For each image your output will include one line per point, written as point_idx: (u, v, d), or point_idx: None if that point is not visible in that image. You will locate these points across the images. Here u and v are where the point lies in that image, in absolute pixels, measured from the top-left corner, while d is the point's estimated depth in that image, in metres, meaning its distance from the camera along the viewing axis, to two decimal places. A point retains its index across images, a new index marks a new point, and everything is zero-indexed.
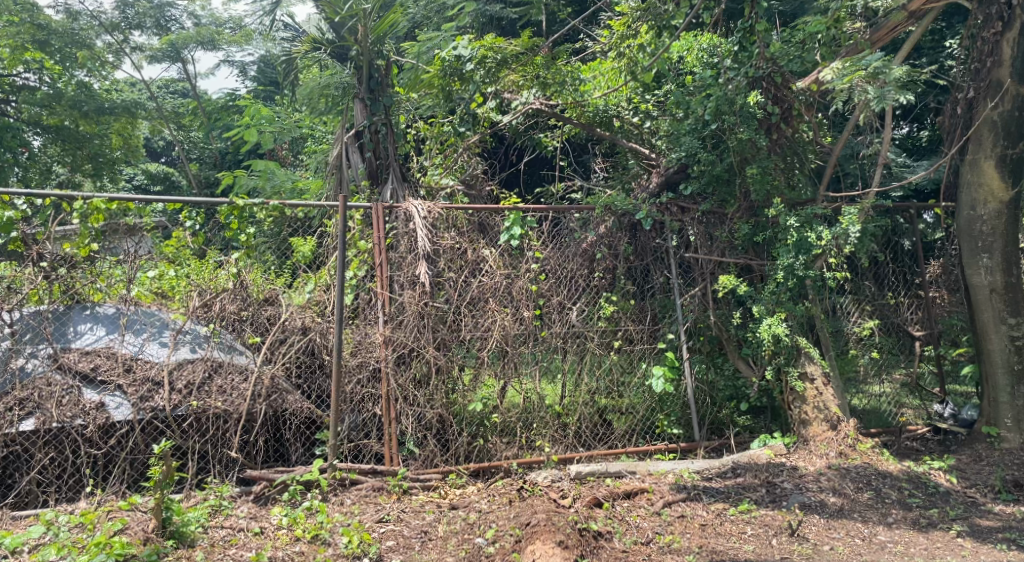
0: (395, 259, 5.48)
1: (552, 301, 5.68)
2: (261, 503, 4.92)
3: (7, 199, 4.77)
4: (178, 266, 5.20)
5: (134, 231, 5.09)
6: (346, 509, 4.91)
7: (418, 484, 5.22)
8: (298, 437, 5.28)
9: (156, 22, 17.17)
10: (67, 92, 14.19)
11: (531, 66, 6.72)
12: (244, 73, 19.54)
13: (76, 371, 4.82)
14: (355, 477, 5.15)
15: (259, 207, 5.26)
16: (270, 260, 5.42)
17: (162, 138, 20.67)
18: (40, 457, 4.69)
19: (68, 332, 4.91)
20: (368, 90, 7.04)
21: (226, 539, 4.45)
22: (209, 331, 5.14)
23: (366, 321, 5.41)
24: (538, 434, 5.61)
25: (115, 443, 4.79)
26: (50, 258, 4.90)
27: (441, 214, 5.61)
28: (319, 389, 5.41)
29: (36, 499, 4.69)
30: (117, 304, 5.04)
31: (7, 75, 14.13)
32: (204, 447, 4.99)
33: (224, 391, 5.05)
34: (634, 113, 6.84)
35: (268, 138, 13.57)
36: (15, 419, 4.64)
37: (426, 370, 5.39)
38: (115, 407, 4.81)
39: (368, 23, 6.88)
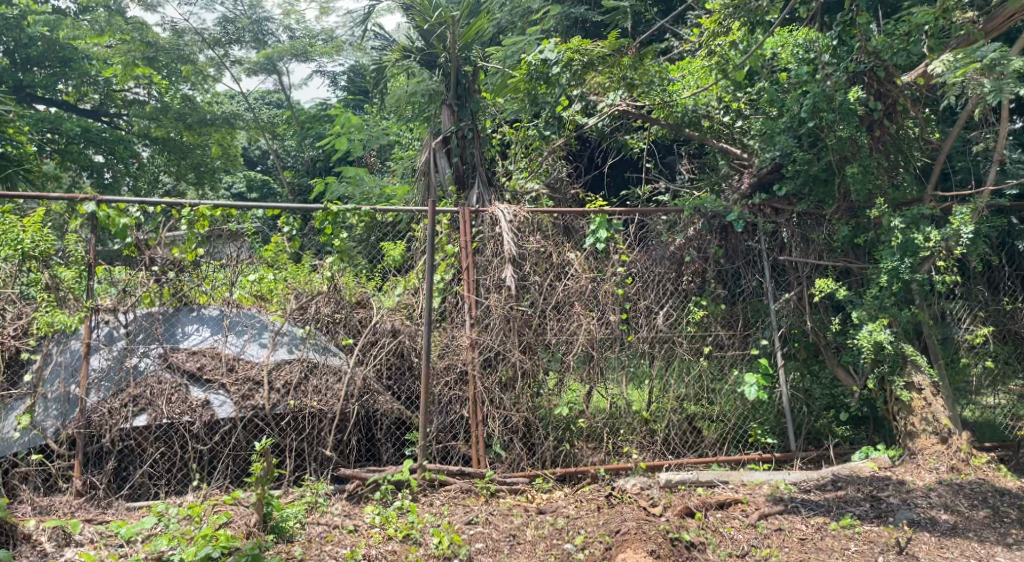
0: (482, 262, 5.53)
1: (638, 305, 5.60)
2: (353, 501, 5.04)
3: (123, 207, 5.02)
4: (277, 270, 5.31)
5: (237, 236, 5.35)
6: (435, 509, 4.97)
7: (506, 488, 5.24)
8: (389, 438, 5.40)
9: (254, 36, 17.80)
10: (172, 105, 14.90)
11: (619, 67, 6.52)
12: (335, 83, 20.08)
13: (184, 370, 5.05)
14: (444, 478, 5.20)
15: (352, 212, 5.40)
16: (361, 264, 5.62)
17: (258, 147, 21.54)
18: (152, 451, 4.90)
19: (176, 332, 5.12)
20: (456, 96, 7.24)
21: (322, 536, 4.57)
22: (305, 332, 5.30)
23: (453, 323, 5.48)
24: (625, 440, 5.55)
25: (219, 439, 4.99)
26: (161, 262, 5.14)
27: (526, 218, 5.62)
28: (408, 390, 5.50)
29: (148, 491, 4.91)
30: (221, 306, 5.22)
31: (119, 91, 15.26)
32: (301, 445, 5.16)
33: (319, 391, 5.21)
34: (725, 112, 6.66)
35: (357, 146, 13.86)
36: (130, 415, 4.87)
37: (513, 373, 5.41)
38: (219, 405, 5.01)
39: (457, 30, 7.08)
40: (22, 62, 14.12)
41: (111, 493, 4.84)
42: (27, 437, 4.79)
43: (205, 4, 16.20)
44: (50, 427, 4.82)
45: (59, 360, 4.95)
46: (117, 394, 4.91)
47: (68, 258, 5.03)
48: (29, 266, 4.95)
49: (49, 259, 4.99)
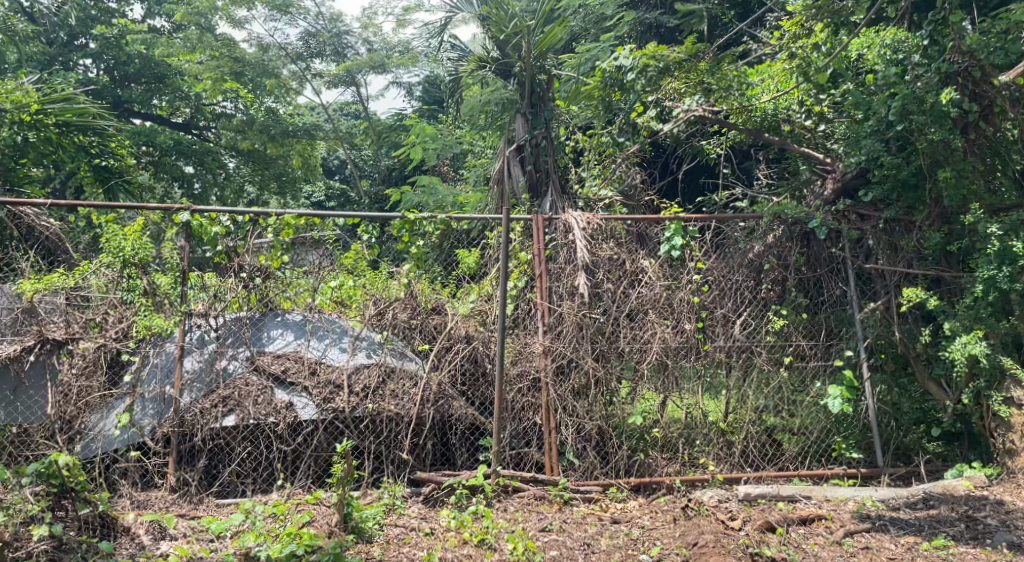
0: (554, 270, 5.53)
1: (715, 313, 5.53)
2: (429, 504, 5.11)
3: (215, 217, 5.25)
4: (356, 276, 5.48)
5: (319, 243, 5.45)
6: (510, 515, 4.99)
7: (579, 496, 5.22)
8: (463, 443, 5.47)
9: (334, 50, 18.37)
10: (257, 118, 15.32)
11: (694, 73, 6.46)
12: (410, 94, 20.46)
13: (269, 372, 5.24)
14: (517, 484, 5.22)
15: (429, 220, 5.49)
16: (437, 271, 5.66)
17: (336, 157, 22.14)
18: (240, 450, 5.10)
19: (262, 336, 5.34)
20: (530, 105, 7.37)
21: (399, 537, 4.66)
22: (383, 338, 5.43)
23: (526, 330, 5.50)
24: (702, 451, 5.47)
25: (302, 440, 5.16)
26: (249, 269, 5.32)
27: (599, 225, 5.61)
28: (482, 396, 5.55)
29: (236, 489, 5.09)
30: (304, 311, 5.40)
31: (208, 104, 15.54)
32: (378, 447, 5.27)
33: (396, 395, 5.33)
34: (805, 117, 6.40)
35: (431, 154, 14.04)
36: (219, 415, 5.07)
37: (586, 381, 5.40)
38: (301, 407, 5.18)
39: (531, 39, 7.28)
40: (121, 78, 14.95)
41: (202, 490, 5.03)
42: (126, 434, 5.00)
43: (290, 20, 16.82)
44: (147, 425, 5.06)
45: (155, 362, 5.15)
46: (208, 394, 5.12)
47: (165, 265, 5.26)
48: (128, 273, 5.18)
49: (147, 265, 5.22)
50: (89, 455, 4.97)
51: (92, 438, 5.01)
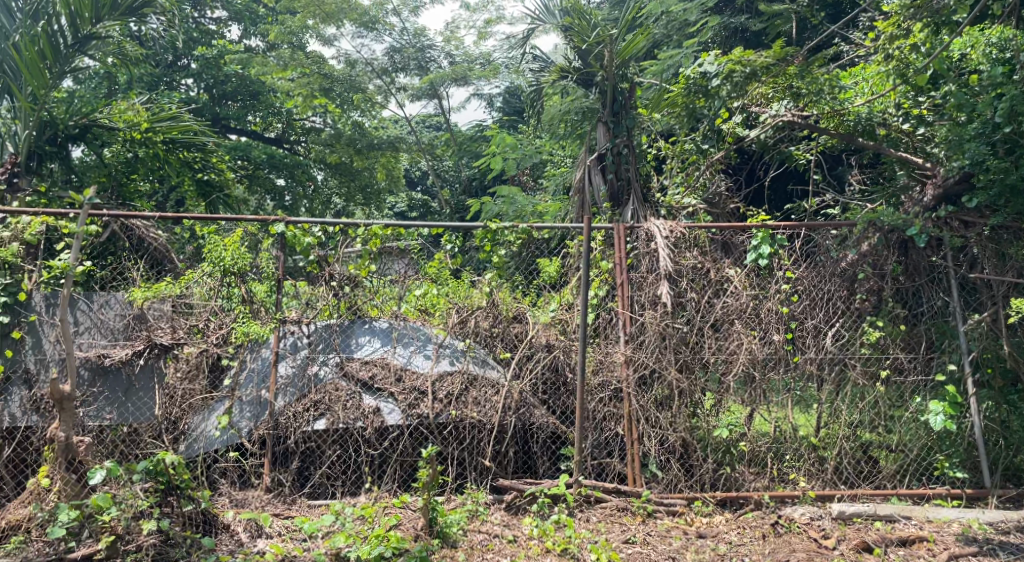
0: (636, 279, 5.50)
1: (806, 324, 5.37)
2: (511, 511, 5.14)
3: (307, 228, 5.46)
4: (439, 285, 5.57)
5: (404, 253, 5.62)
6: (592, 526, 4.97)
7: (663, 509, 5.14)
8: (545, 452, 5.48)
9: (419, 64, 18.50)
10: (345, 132, 15.84)
11: (784, 76, 6.23)
12: (491, 104, 20.64)
13: (358, 378, 5.36)
14: (600, 495, 5.19)
15: (510, 230, 5.59)
16: (518, 281, 5.68)
17: (418, 167, 22.56)
18: (330, 453, 5.25)
19: (351, 343, 5.44)
20: (612, 113, 7.29)
21: (483, 543, 4.72)
22: (465, 346, 5.49)
23: (607, 340, 5.49)
24: (791, 467, 5.33)
25: (389, 445, 5.29)
26: (339, 277, 5.47)
27: (683, 233, 5.53)
28: (563, 405, 5.55)
29: (327, 491, 5.25)
30: (390, 319, 5.50)
31: (299, 120, 16.35)
32: (462, 454, 5.35)
33: (478, 402, 5.39)
34: (903, 119, 6.22)
35: (511, 164, 14.10)
36: (311, 419, 5.24)
37: (669, 392, 5.33)
38: (388, 412, 5.31)
39: (614, 47, 7.11)
40: (219, 96, 15.70)
41: (295, 490, 5.21)
42: (226, 435, 5.22)
43: (376, 36, 17.21)
44: (245, 426, 5.25)
45: (252, 367, 5.35)
46: (301, 398, 5.29)
47: (261, 274, 5.43)
48: (228, 281, 5.41)
49: (245, 274, 5.42)
50: (192, 454, 5.18)
51: (195, 438, 5.22)
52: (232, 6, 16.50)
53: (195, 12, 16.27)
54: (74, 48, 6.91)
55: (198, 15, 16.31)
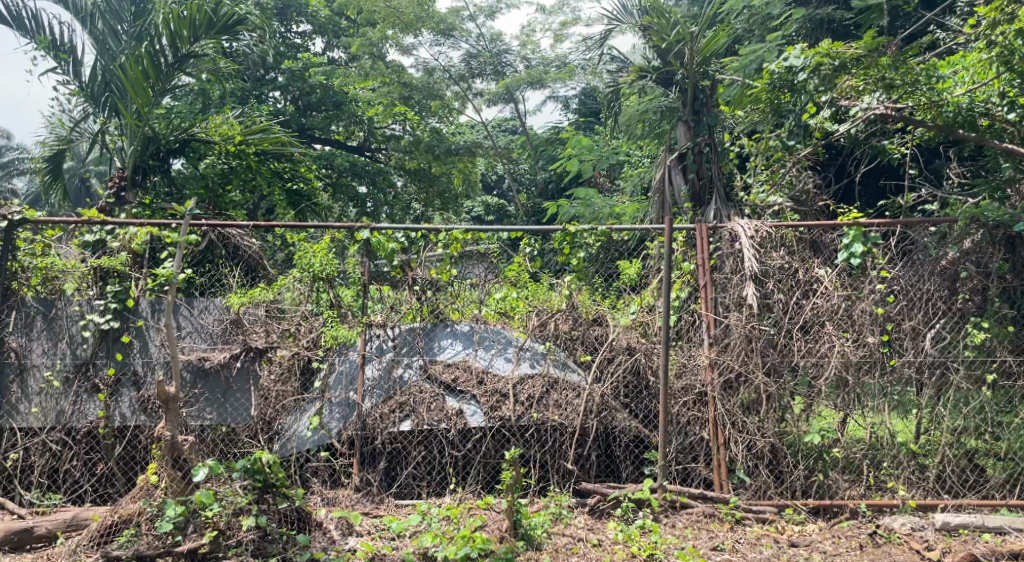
0: (720, 280, 5.40)
1: (903, 326, 5.15)
2: (595, 515, 5.12)
3: (391, 233, 5.53)
4: (519, 288, 5.61)
5: (485, 256, 5.68)
6: (678, 532, 4.90)
7: (752, 516, 5.03)
8: (628, 455, 5.45)
9: (495, 69, 18.50)
10: (424, 138, 16.03)
11: (875, 67, 5.99)
12: (567, 106, 20.58)
13: (441, 381, 5.43)
14: (685, 501, 5.10)
15: (589, 232, 5.55)
16: (598, 283, 5.67)
17: (495, 171, 22.71)
18: (416, 454, 5.34)
19: (434, 346, 5.53)
20: (693, 112, 7.09)
21: (568, 547, 4.72)
22: (546, 348, 5.52)
23: (690, 343, 5.40)
24: (889, 474, 5.12)
25: (472, 447, 5.35)
26: (421, 282, 5.54)
27: (769, 233, 5.36)
28: (646, 408, 5.49)
29: (413, 491, 5.33)
30: (471, 322, 5.57)
31: (380, 127, 16.51)
32: (544, 456, 5.37)
33: (560, 405, 5.41)
34: (1008, 109, 5.86)
35: (589, 166, 14.02)
36: (397, 420, 5.34)
37: (756, 397, 5.20)
38: (471, 414, 5.36)
39: (695, 45, 7.00)
40: (305, 107, 16.14)
41: (382, 490, 5.30)
42: (317, 435, 5.35)
43: (453, 43, 17.42)
44: (335, 427, 5.36)
45: (341, 369, 5.47)
46: (387, 400, 5.39)
47: (348, 279, 5.56)
48: (318, 287, 5.54)
49: (333, 280, 5.54)
50: (286, 453, 5.34)
51: (288, 437, 5.37)
52: (316, 19, 16.98)
53: (282, 26, 16.82)
54: (174, 67, 7.18)
55: (284, 30, 16.90)
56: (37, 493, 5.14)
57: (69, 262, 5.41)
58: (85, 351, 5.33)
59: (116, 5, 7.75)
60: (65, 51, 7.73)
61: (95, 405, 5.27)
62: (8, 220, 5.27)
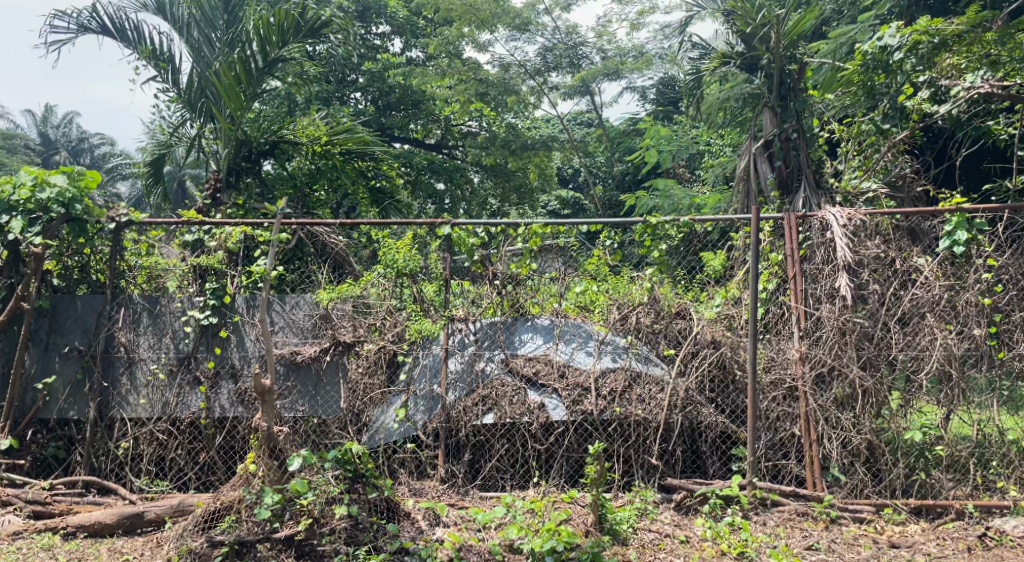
0: (811, 271, 5.19)
1: (1011, 317, 4.91)
2: (682, 512, 5.02)
3: (471, 228, 5.60)
4: (599, 281, 5.57)
5: (563, 250, 5.70)
6: (770, 530, 4.77)
7: (848, 515, 4.85)
8: (715, 451, 5.33)
9: (571, 62, 18.36)
10: (499, 134, 16.08)
11: (979, 45, 6.04)
12: (644, 97, 20.25)
13: (522, 374, 5.43)
14: (776, 498, 4.95)
15: (672, 224, 5.48)
16: (680, 275, 5.65)
17: (571, 166, 22.63)
18: (499, 446, 5.37)
19: (514, 340, 5.50)
20: (779, 97, 6.87)
21: (654, 542, 4.67)
22: (627, 342, 5.42)
23: (779, 336, 5.25)
24: (997, 473, 4.92)
25: (554, 440, 5.34)
26: (501, 277, 5.59)
27: (862, 221, 5.13)
28: (733, 404, 5.39)
29: (497, 483, 5.37)
30: (551, 316, 5.52)
31: (456, 125, 16.83)
32: (628, 451, 5.31)
33: (643, 400, 5.32)
34: None
35: (667, 157, 13.73)
36: (479, 413, 5.37)
37: (850, 392, 5.00)
38: (552, 408, 5.34)
39: (781, 29, 6.77)
40: (384, 107, 16.41)
41: (467, 482, 5.35)
42: (402, 427, 5.42)
43: (528, 38, 17.35)
44: (419, 419, 5.44)
45: (424, 363, 5.51)
46: (470, 393, 5.42)
47: (430, 275, 5.65)
48: (401, 282, 5.65)
49: (415, 275, 5.65)
50: (374, 445, 5.42)
51: (376, 429, 5.45)
52: (394, 20, 17.23)
53: (363, 28, 17.19)
54: (264, 71, 7.43)
55: (364, 32, 17.25)
56: (145, 479, 5.40)
57: (170, 261, 5.69)
58: (187, 346, 5.57)
59: (210, 14, 8.02)
60: (164, 60, 8.05)
61: (197, 397, 5.49)
62: (116, 221, 5.59)
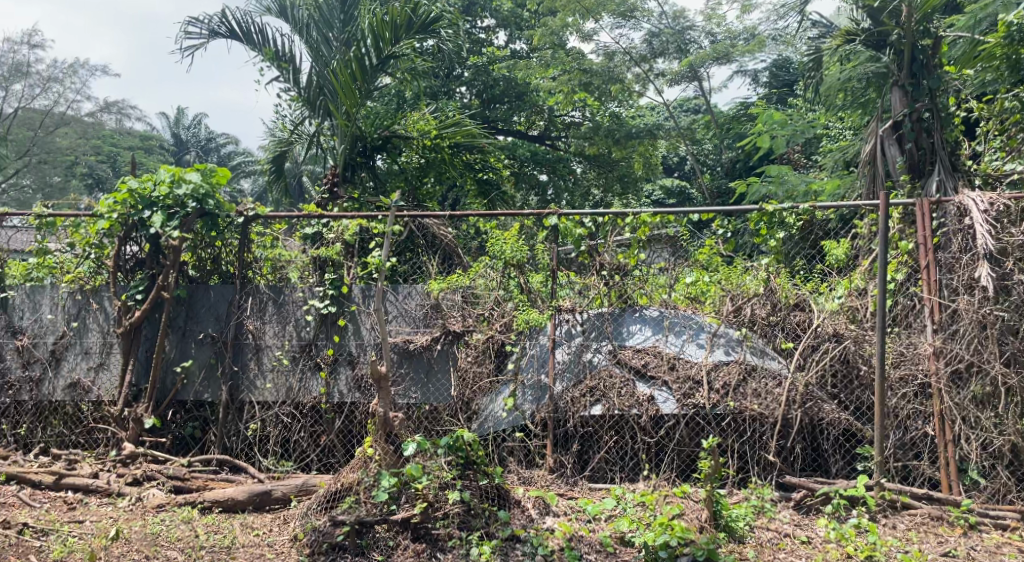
0: (946, 260, 4.86)
1: None
2: (802, 511, 4.83)
3: (578, 219, 5.55)
4: (710, 272, 5.44)
5: (674, 240, 5.49)
6: (900, 534, 4.50)
7: (988, 521, 4.54)
8: (838, 450, 5.11)
9: (678, 47, 17.83)
10: (603, 123, 15.83)
11: None
12: (756, 81, 19.51)
13: (631, 366, 5.32)
14: (907, 500, 4.68)
15: (790, 211, 5.26)
16: (799, 266, 5.45)
17: (677, 154, 22.14)
18: (607, 438, 5.31)
19: (622, 331, 5.42)
20: (909, 75, 6.47)
21: (773, 542, 4.50)
22: (741, 335, 5.24)
23: (910, 329, 4.95)
24: None
25: (664, 434, 5.22)
26: (608, 267, 5.51)
27: (1006, 206, 4.78)
28: (858, 400, 5.15)
29: (606, 475, 5.31)
30: (661, 307, 5.43)
31: (560, 116, 17.01)
32: (742, 447, 5.16)
33: (759, 394, 5.14)
34: None
35: (780, 143, 13.13)
36: (587, 404, 5.31)
37: (992, 390, 4.67)
38: (663, 400, 5.22)
39: (913, 2, 6.34)
40: (489, 100, 16.59)
41: (576, 473, 5.32)
42: (511, 416, 5.44)
43: (634, 24, 17.01)
44: (527, 409, 5.43)
45: (532, 353, 5.51)
46: (577, 384, 5.37)
47: (537, 265, 5.62)
48: (509, 273, 5.66)
49: (523, 266, 5.64)
50: (483, 433, 5.48)
51: (485, 417, 5.50)
52: (499, 13, 17.38)
53: (468, 22, 17.39)
54: (378, 67, 7.60)
55: (470, 26, 17.45)
56: (272, 460, 5.66)
57: (293, 252, 5.98)
58: (308, 333, 5.78)
59: (327, 14, 8.29)
60: (286, 60, 8.37)
61: (317, 382, 5.70)
62: (244, 215, 5.86)
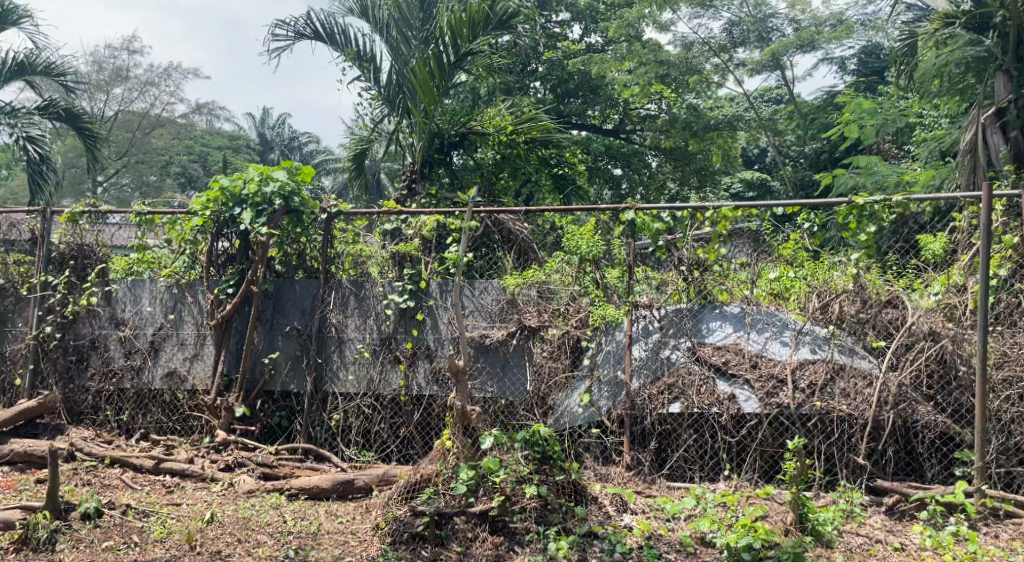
0: None
1: None
2: (895, 517, 4.63)
3: (656, 213, 5.42)
4: (796, 268, 5.24)
5: (756, 235, 5.33)
6: (1002, 543, 4.27)
7: None
8: (934, 453, 4.90)
9: (760, 35, 17.53)
10: (680, 115, 15.47)
11: None
12: (844, 69, 18.80)
13: (711, 363, 5.19)
14: (1010, 509, 4.44)
15: (882, 204, 4.99)
16: (892, 261, 5.22)
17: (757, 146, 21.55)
18: (686, 437, 5.20)
19: (701, 328, 5.30)
20: (1016, 58, 6.18)
21: (864, 547, 4.33)
22: (829, 332, 5.07)
23: (1015, 327, 4.72)
24: None
25: (746, 433, 5.10)
26: (688, 262, 5.38)
27: None
28: (957, 403, 4.92)
29: (685, 474, 5.22)
30: (742, 303, 5.26)
31: (635, 109, 16.50)
32: (829, 449, 4.97)
33: (848, 394, 4.96)
34: None
35: (869, 132, 12.60)
36: (665, 402, 5.22)
37: None
38: (744, 399, 5.09)
39: None
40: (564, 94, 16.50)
41: (654, 471, 5.23)
42: (587, 412, 5.42)
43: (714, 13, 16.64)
44: (604, 405, 5.40)
45: (609, 349, 5.44)
46: (655, 381, 5.29)
47: (614, 261, 5.53)
48: (584, 268, 5.55)
49: (599, 261, 5.54)
50: (560, 428, 5.46)
51: (562, 413, 5.48)
52: (575, 6, 17.29)
53: (544, 16, 17.35)
54: (455, 64, 7.64)
55: (545, 19, 17.39)
56: (354, 450, 5.78)
57: (371, 248, 5.94)
58: (388, 327, 5.87)
59: (406, 13, 8.35)
60: (367, 60, 8.51)
61: (397, 375, 5.80)
62: (328, 212, 6.00)
